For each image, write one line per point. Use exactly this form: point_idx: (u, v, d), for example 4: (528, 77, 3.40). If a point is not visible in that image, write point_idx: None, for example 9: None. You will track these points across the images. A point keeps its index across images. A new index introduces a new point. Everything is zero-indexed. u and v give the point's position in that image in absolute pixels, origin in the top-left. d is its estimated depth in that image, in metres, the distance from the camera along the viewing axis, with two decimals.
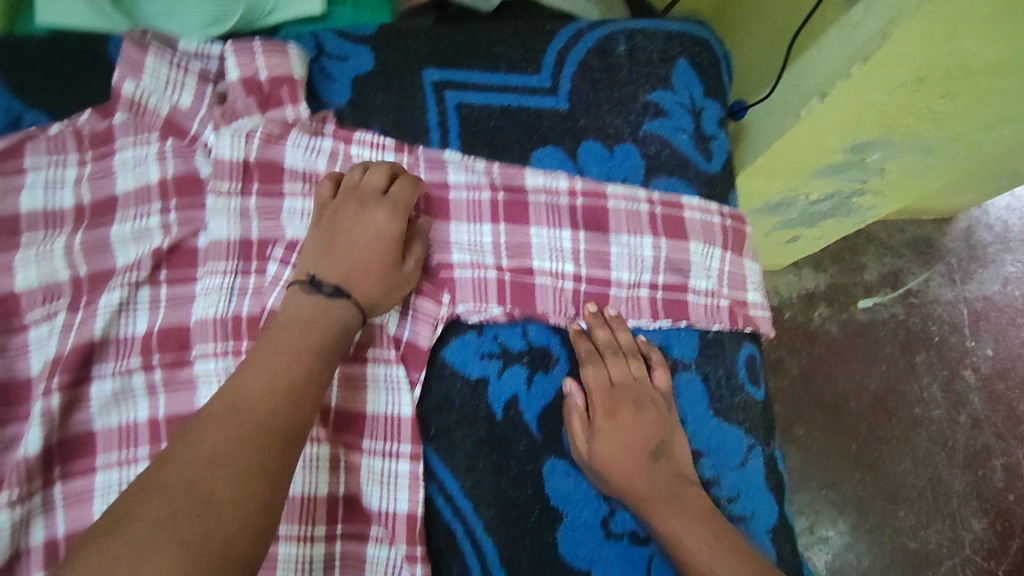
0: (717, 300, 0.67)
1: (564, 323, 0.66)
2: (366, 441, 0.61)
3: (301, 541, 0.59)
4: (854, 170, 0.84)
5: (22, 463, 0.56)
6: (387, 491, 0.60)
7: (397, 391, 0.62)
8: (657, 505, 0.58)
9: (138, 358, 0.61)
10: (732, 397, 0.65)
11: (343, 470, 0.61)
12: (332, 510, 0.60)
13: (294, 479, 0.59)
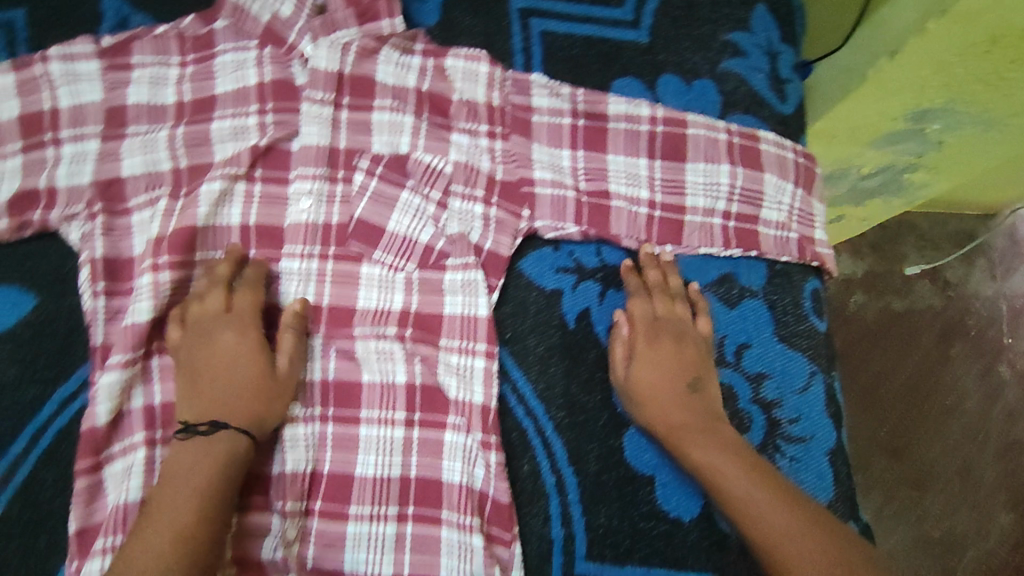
0: (787, 235, 0.68)
1: (637, 245, 0.66)
2: (444, 338, 0.62)
3: (381, 424, 0.60)
4: (913, 141, 0.76)
5: (131, 330, 0.60)
6: (464, 383, 0.61)
7: (475, 291, 0.63)
8: (690, 437, 0.58)
9: (236, 250, 0.64)
10: (797, 325, 0.67)
11: (419, 361, 0.62)
12: (409, 399, 0.61)
13: (373, 367, 0.61)
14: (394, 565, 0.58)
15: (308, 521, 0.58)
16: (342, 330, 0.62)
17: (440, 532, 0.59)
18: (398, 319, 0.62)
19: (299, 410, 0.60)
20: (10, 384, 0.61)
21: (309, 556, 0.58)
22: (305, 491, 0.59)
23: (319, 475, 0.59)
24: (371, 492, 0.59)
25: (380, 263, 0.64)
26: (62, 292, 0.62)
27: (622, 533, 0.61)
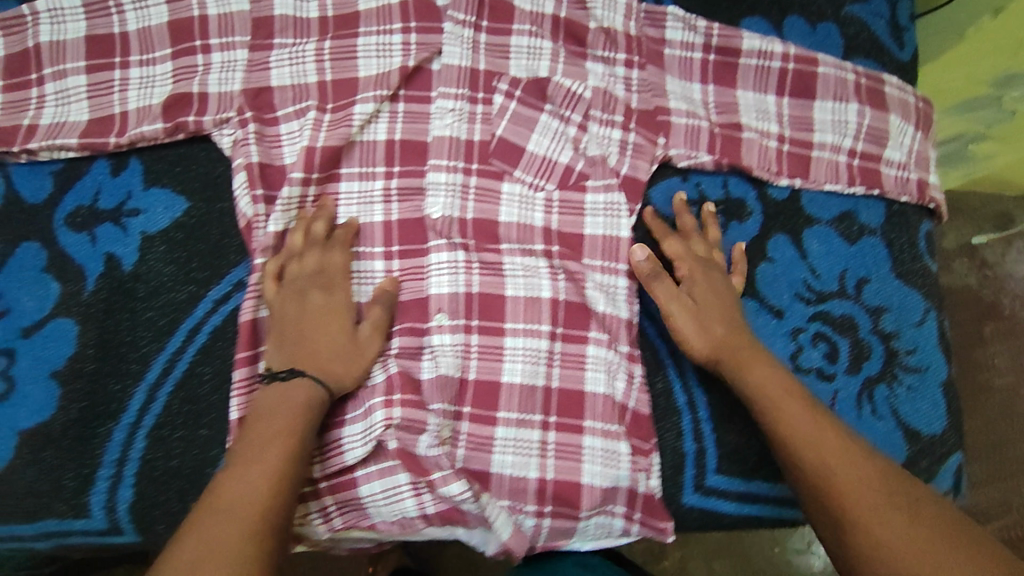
0: (907, 175, 0.68)
1: (767, 177, 0.67)
2: (585, 258, 0.65)
3: (528, 335, 0.63)
4: (989, 110, 0.86)
5: (277, 237, 0.62)
6: (607, 300, 0.64)
7: (618, 213, 0.65)
8: (750, 363, 0.59)
9: (383, 167, 0.65)
10: (913, 264, 0.68)
11: (563, 277, 0.64)
12: (554, 313, 0.63)
13: (517, 281, 0.63)
14: (540, 468, 0.61)
15: (458, 424, 0.61)
16: (489, 245, 0.64)
17: (583, 440, 0.62)
18: (544, 237, 0.65)
19: (441, 320, 0.63)
20: (167, 283, 0.62)
21: (459, 457, 0.61)
22: (455, 395, 0.62)
23: (467, 382, 0.62)
24: (519, 399, 0.62)
25: (521, 181, 0.65)
26: (213, 197, 0.64)
27: (750, 450, 0.64)
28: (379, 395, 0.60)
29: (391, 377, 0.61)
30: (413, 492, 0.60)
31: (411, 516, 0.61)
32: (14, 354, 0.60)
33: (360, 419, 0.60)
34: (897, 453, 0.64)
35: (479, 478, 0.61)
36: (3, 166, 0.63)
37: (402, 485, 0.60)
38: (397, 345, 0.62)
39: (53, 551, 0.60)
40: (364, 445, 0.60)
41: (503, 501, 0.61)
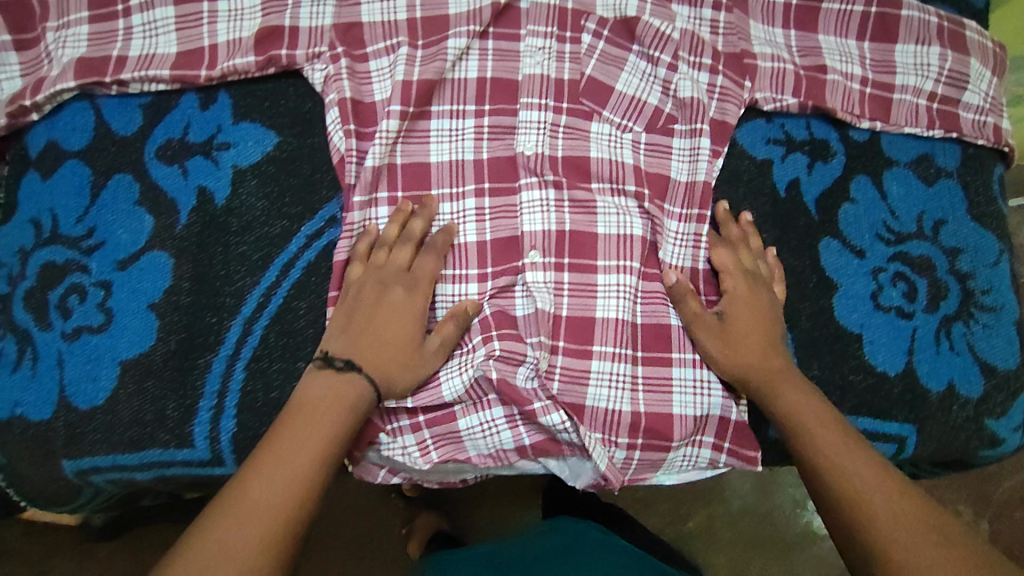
0: (985, 118, 0.70)
1: (850, 120, 0.68)
2: (668, 203, 0.65)
3: (620, 271, 0.64)
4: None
5: (374, 174, 0.62)
6: (683, 249, 0.65)
7: (699, 157, 0.65)
8: (786, 381, 0.61)
9: (472, 105, 0.65)
10: (987, 207, 0.70)
11: (648, 219, 0.65)
12: (640, 252, 0.64)
13: (609, 221, 0.64)
14: (633, 402, 0.63)
15: (554, 358, 0.62)
16: (580, 184, 0.65)
17: (673, 372, 0.64)
18: (634, 177, 0.65)
19: (535, 258, 0.63)
20: (260, 218, 0.62)
21: (554, 390, 0.62)
22: (551, 330, 0.63)
23: (560, 319, 0.63)
24: (613, 333, 0.63)
25: (610, 121, 0.66)
26: (304, 132, 0.63)
27: (833, 384, 0.65)
28: (478, 336, 0.62)
29: (485, 317, 0.63)
30: (509, 424, 0.62)
31: (507, 448, 0.63)
32: (110, 286, 0.59)
33: (458, 357, 0.62)
34: (973, 388, 0.67)
35: (574, 410, 0.62)
36: (92, 98, 0.62)
37: (498, 417, 0.62)
38: (492, 285, 0.63)
39: (152, 482, 0.60)
40: (463, 378, 0.61)
41: (596, 434, 0.62)
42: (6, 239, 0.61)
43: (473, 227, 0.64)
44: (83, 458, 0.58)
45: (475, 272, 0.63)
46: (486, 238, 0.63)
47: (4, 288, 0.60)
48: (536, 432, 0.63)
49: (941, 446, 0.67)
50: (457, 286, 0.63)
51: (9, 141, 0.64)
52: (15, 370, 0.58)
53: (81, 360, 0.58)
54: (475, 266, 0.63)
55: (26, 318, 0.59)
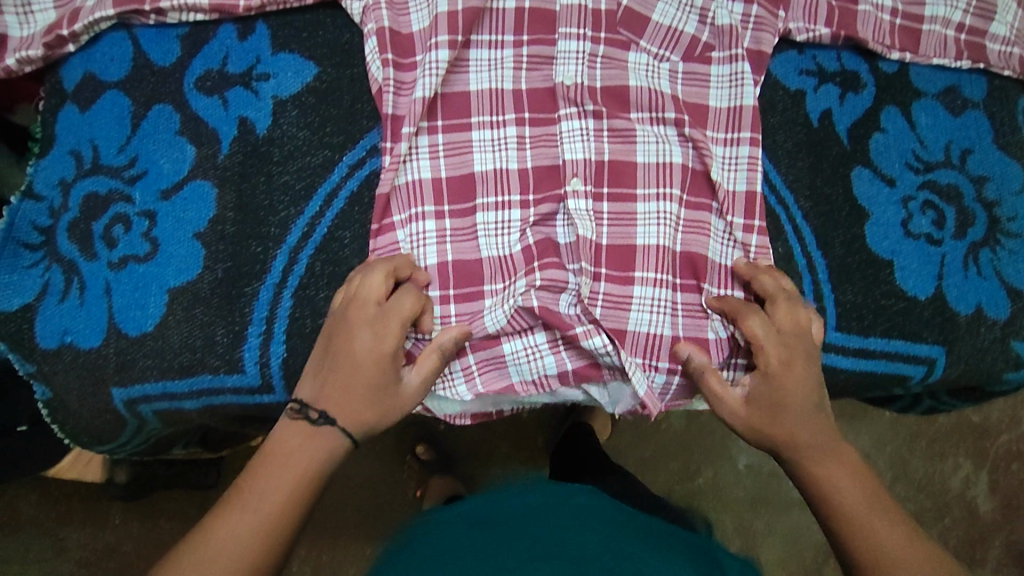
0: (1011, 49, 0.72)
1: (881, 50, 0.70)
2: (710, 130, 0.67)
3: (659, 199, 0.65)
4: None
5: (418, 102, 0.61)
6: (729, 172, 0.66)
7: (742, 82, 0.66)
8: (817, 456, 0.61)
9: (511, 36, 0.65)
10: (1012, 136, 0.73)
11: (690, 147, 0.66)
12: (684, 178, 0.65)
13: (649, 148, 0.65)
14: (673, 327, 0.64)
15: (596, 285, 0.63)
16: (620, 114, 0.66)
17: (705, 300, 0.64)
18: (674, 106, 0.66)
19: (577, 186, 0.63)
20: (302, 148, 0.62)
21: (597, 315, 0.63)
22: (593, 257, 0.63)
23: (601, 247, 0.64)
24: (655, 259, 0.64)
25: (647, 51, 0.67)
26: (343, 62, 0.63)
27: (866, 308, 0.67)
28: (522, 273, 0.62)
29: (529, 247, 0.63)
30: (551, 349, 0.63)
31: (550, 373, 0.63)
32: (154, 216, 0.59)
33: (500, 290, 0.62)
34: (1000, 311, 0.69)
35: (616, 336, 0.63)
36: (129, 28, 0.62)
37: (540, 342, 0.63)
38: (535, 212, 0.63)
39: (199, 412, 0.60)
40: (505, 309, 0.61)
41: (636, 360, 0.63)
42: (44, 171, 0.60)
43: (514, 154, 0.64)
44: (134, 386, 0.58)
45: (517, 198, 0.64)
46: (526, 166, 0.64)
47: (47, 220, 0.60)
48: (577, 356, 0.64)
49: (968, 368, 0.69)
50: (500, 212, 0.63)
51: (43, 74, 0.63)
52: (64, 299, 0.58)
53: (129, 289, 0.58)
54: (517, 191, 0.64)
55: (71, 249, 0.59)
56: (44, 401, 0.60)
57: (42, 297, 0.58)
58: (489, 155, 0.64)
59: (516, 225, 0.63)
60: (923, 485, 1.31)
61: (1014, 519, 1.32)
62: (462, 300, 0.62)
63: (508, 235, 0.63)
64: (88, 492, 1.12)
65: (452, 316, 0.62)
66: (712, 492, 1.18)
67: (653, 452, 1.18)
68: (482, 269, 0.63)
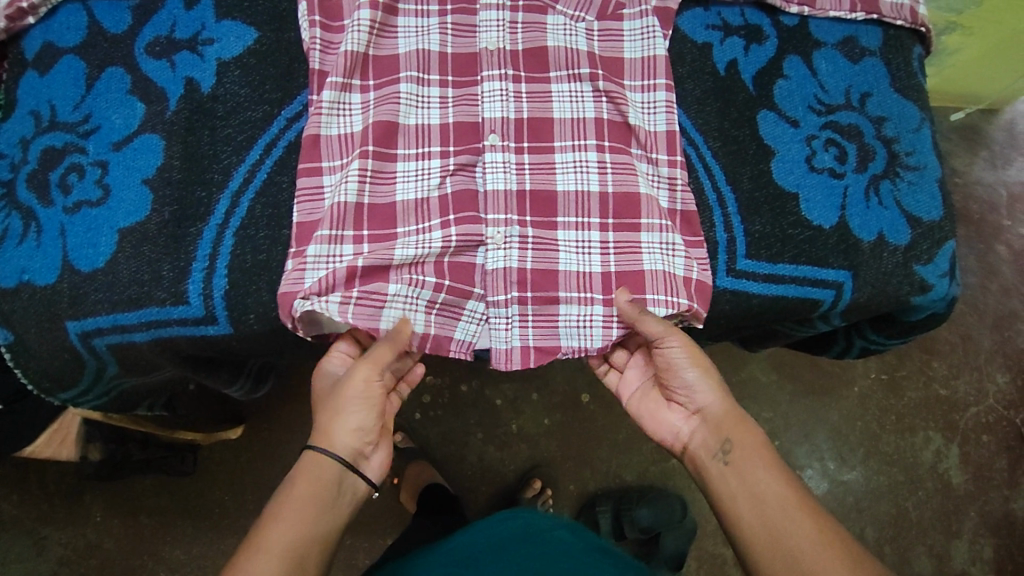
0: (902, 1, 0.79)
1: (780, 6, 0.77)
2: (628, 80, 0.73)
3: (576, 149, 0.70)
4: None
5: (346, 56, 0.68)
6: (648, 115, 0.73)
7: (653, 35, 0.73)
8: (731, 427, 0.70)
9: (435, 6, 0.72)
10: (908, 81, 0.79)
11: (604, 99, 0.72)
12: (599, 130, 0.71)
13: (563, 104, 0.71)
14: (602, 262, 0.69)
15: (525, 230, 0.68)
16: (538, 76, 0.72)
17: (641, 236, 0.69)
18: (589, 63, 0.72)
19: (494, 141, 0.69)
20: (243, 103, 0.67)
21: (528, 258, 0.68)
22: (518, 204, 0.69)
23: (526, 192, 0.69)
24: (575, 204, 0.69)
25: (563, 14, 0.73)
26: (281, 28, 0.70)
27: (774, 237, 0.72)
28: (437, 218, 0.68)
29: (447, 196, 0.68)
30: (426, 308, 0.67)
31: (415, 329, 0.67)
32: (106, 165, 0.64)
33: (415, 233, 0.67)
34: (900, 236, 0.74)
35: (548, 277, 0.68)
36: (83, 0, 0.68)
37: (422, 297, 0.67)
38: (454, 161, 0.69)
39: (151, 348, 0.65)
40: (417, 250, 0.66)
41: (572, 294, 0.68)
42: (8, 132, 0.67)
43: (436, 111, 0.70)
44: (87, 319, 0.63)
45: (437, 150, 0.69)
46: (448, 121, 0.70)
47: (8, 174, 0.66)
48: (443, 322, 0.68)
49: (876, 292, 0.74)
50: (420, 162, 0.69)
51: (5, 45, 0.69)
52: (21, 241, 0.63)
53: (81, 229, 0.63)
54: (438, 143, 0.69)
55: (29, 198, 0.64)
56: (5, 345, 0.64)
57: (3, 241, 0.64)
58: (412, 109, 0.69)
59: (436, 170, 0.69)
60: (895, 458, 1.32)
61: (988, 490, 1.32)
62: (376, 240, 0.67)
63: (428, 179, 0.68)
64: (67, 488, 1.15)
65: (366, 251, 0.66)
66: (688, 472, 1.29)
67: (627, 435, 1.29)
68: (398, 211, 0.68)
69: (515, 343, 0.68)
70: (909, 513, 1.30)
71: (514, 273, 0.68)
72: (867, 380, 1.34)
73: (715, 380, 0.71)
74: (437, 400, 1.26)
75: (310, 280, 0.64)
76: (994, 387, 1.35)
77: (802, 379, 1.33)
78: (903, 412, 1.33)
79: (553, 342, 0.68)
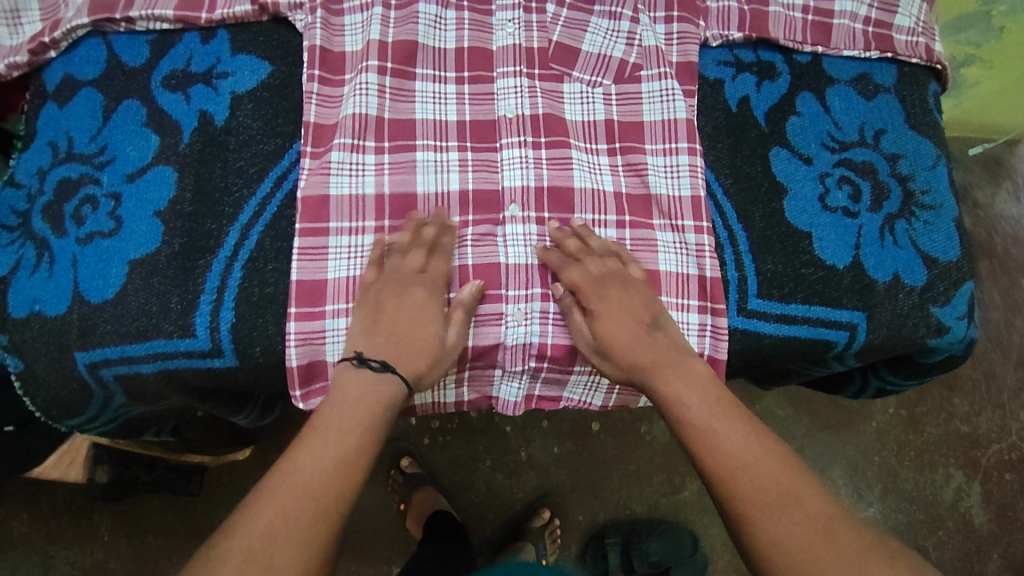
0: (917, 39, 0.79)
1: (792, 46, 0.77)
2: (648, 145, 0.73)
3: (596, 224, 0.71)
4: (976, 27, 1.05)
5: (353, 119, 0.69)
6: (671, 182, 0.72)
7: (673, 98, 0.73)
8: (661, 374, 0.66)
9: (453, 72, 0.73)
10: (924, 117, 0.78)
11: (622, 172, 0.73)
12: (619, 204, 0.71)
13: (583, 176, 0.71)
14: None
15: (545, 305, 0.68)
16: (558, 140, 0.72)
17: None
18: (606, 137, 0.73)
19: (514, 211, 0.70)
20: (256, 136, 0.68)
21: (550, 332, 0.68)
22: (541, 278, 0.69)
23: (548, 266, 0.69)
24: None
25: (580, 80, 0.74)
26: (295, 63, 0.71)
27: (786, 276, 0.71)
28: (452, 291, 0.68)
29: (465, 268, 0.69)
30: (456, 384, 0.71)
31: (448, 401, 0.72)
32: (120, 197, 0.65)
33: None
34: (917, 277, 0.73)
35: (569, 351, 0.69)
36: (103, 35, 0.70)
37: (449, 379, 0.70)
38: (472, 232, 0.69)
39: (157, 379, 0.65)
40: None
41: (585, 368, 0.71)
42: (25, 163, 0.68)
43: (455, 176, 0.70)
44: (95, 350, 0.62)
45: (456, 219, 0.69)
46: (466, 188, 0.70)
47: (24, 205, 0.67)
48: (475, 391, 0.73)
49: (891, 333, 0.72)
50: (437, 230, 0.69)
51: (30, 78, 0.72)
52: (35, 272, 0.64)
53: (93, 260, 0.64)
54: (457, 213, 0.69)
55: (43, 228, 0.65)
56: (17, 374, 0.65)
57: (14, 271, 0.65)
58: (431, 176, 0.69)
59: (454, 241, 0.69)
60: (915, 496, 1.28)
61: (1012, 531, 1.28)
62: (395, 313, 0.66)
63: (446, 250, 0.68)
64: (77, 509, 1.15)
65: None
66: (699, 504, 1.26)
67: (637, 465, 1.26)
68: None
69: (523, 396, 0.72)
70: (930, 554, 1.26)
71: (534, 347, 0.68)
72: (885, 415, 1.31)
73: (625, 330, 0.67)
74: (446, 427, 1.26)
75: (331, 357, 0.66)
76: (1018, 425, 1.31)
77: (817, 413, 1.30)
78: (923, 449, 1.30)
79: (556, 393, 0.73)
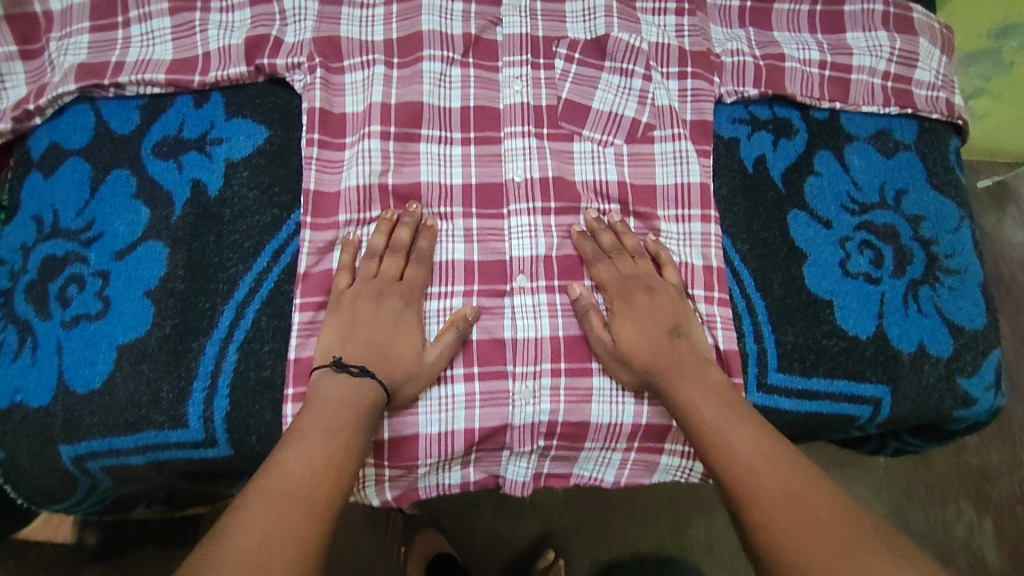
0: (937, 94, 0.76)
1: (810, 102, 0.74)
2: (661, 210, 0.70)
3: None
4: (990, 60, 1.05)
5: (354, 189, 0.66)
6: (683, 249, 0.69)
7: (687, 160, 0.70)
8: (673, 372, 0.62)
9: (458, 133, 0.70)
10: (946, 176, 0.75)
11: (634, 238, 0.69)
12: None
13: None
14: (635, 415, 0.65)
15: (556, 381, 0.65)
16: (568, 206, 0.69)
17: None
18: (618, 198, 0.70)
19: (522, 282, 0.67)
20: (251, 207, 0.65)
21: (560, 411, 0.64)
22: (552, 354, 0.65)
23: (558, 342, 0.66)
24: None
25: (590, 140, 0.71)
26: (292, 127, 0.68)
27: (807, 348, 0.68)
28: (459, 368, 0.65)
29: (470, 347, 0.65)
30: (461, 466, 0.66)
31: (451, 482, 0.67)
32: (108, 275, 0.62)
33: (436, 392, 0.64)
34: (942, 347, 0.70)
35: (580, 429, 0.65)
36: (92, 100, 0.67)
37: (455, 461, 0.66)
38: (478, 303, 0.66)
39: (147, 469, 0.61)
40: (441, 416, 0.64)
41: (596, 443, 0.66)
42: (10, 238, 0.65)
43: (461, 246, 0.67)
44: (81, 443, 0.59)
45: (461, 292, 0.66)
46: (472, 259, 0.67)
47: (8, 284, 0.64)
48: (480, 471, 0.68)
49: (917, 406, 0.69)
50: (443, 302, 0.66)
51: (15, 143, 0.69)
52: (18, 359, 0.61)
53: (78, 346, 0.60)
54: (461, 284, 0.66)
55: (28, 310, 0.62)
56: None
57: None
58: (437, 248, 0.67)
59: None
60: None
61: None
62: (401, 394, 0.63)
63: None
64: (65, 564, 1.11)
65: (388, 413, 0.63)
66: (706, 545, 1.23)
67: (643, 508, 1.23)
68: None
69: (529, 475, 0.68)
70: None
71: (542, 426, 0.65)
72: None
73: (637, 331, 0.63)
74: None
75: None
76: None
77: None
78: None
79: (565, 471, 0.69)
